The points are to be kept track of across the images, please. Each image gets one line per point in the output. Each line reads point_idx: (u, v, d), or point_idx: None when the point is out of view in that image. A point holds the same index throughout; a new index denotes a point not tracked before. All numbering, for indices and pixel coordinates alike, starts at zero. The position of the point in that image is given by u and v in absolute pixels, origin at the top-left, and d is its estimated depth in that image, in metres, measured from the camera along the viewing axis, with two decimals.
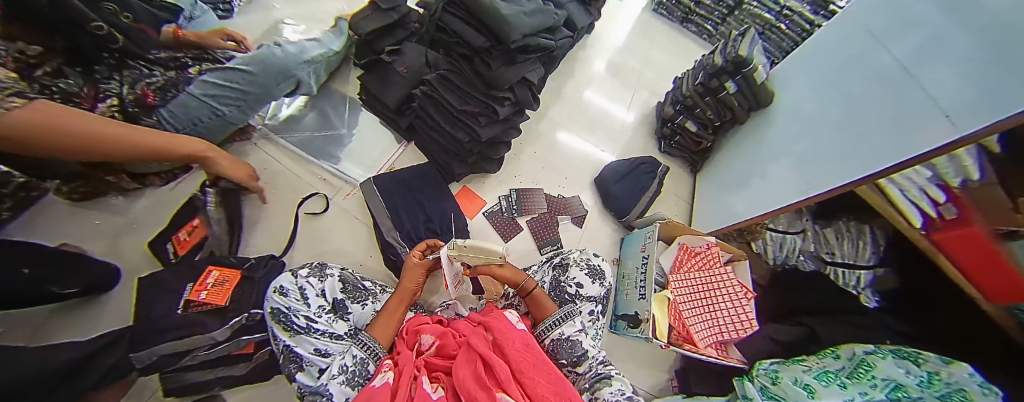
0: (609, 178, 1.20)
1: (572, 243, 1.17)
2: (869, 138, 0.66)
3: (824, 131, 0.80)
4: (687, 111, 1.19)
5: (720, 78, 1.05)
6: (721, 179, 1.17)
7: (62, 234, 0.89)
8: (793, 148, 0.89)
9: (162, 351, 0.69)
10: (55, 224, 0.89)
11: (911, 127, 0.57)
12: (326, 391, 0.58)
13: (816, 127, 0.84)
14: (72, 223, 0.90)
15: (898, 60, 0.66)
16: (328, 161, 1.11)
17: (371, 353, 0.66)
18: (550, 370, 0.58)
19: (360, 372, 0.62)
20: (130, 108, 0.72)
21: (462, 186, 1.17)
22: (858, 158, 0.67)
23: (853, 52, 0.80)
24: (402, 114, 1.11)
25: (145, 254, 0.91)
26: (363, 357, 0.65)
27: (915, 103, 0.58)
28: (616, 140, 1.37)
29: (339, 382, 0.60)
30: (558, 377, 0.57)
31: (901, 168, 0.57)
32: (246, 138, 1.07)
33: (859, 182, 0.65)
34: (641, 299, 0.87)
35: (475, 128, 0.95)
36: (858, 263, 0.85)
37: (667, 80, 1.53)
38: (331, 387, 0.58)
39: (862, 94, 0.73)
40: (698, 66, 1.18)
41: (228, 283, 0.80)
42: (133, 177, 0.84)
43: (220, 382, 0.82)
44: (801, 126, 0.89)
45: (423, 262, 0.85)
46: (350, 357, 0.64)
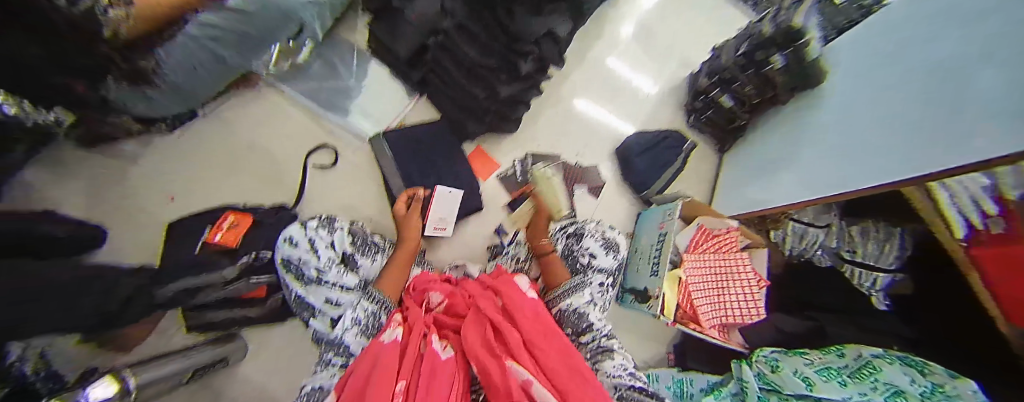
0: (632, 149, 1.15)
1: (586, 214, 1.15)
2: (918, 135, 0.60)
3: (870, 120, 0.73)
4: (723, 84, 1.10)
5: (766, 51, 0.94)
6: (746, 165, 1.13)
7: (74, 180, 0.86)
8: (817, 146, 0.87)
9: (179, 287, 0.69)
10: (60, 171, 0.85)
11: (966, 125, 0.52)
12: (342, 342, 0.57)
13: (861, 115, 0.76)
14: (80, 168, 0.87)
15: (947, 47, 0.59)
16: (336, 114, 1.04)
17: (382, 306, 0.64)
18: (558, 339, 0.54)
19: (373, 323, 0.61)
20: (126, 51, 0.64)
21: (476, 147, 1.12)
22: (909, 156, 0.61)
23: (904, 30, 0.72)
24: (413, 66, 1.02)
25: (159, 202, 0.91)
26: (374, 309, 0.63)
27: (936, 117, 0.57)
28: (641, 109, 1.28)
29: (354, 334, 0.58)
30: (570, 345, 0.54)
31: (959, 173, 0.51)
32: (249, 86, 1.01)
33: (909, 182, 0.60)
34: (652, 276, 0.88)
35: (496, 85, 0.89)
36: (877, 265, 0.82)
37: (702, 47, 1.39)
38: (347, 340, 0.57)
39: (908, 81, 0.66)
40: (743, 33, 1.06)
41: (240, 227, 0.80)
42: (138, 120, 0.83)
43: (237, 323, 0.86)
44: (844, 115, 0.82)
45: (412, 210, 0.88)
46: (361, 310, 0.61)
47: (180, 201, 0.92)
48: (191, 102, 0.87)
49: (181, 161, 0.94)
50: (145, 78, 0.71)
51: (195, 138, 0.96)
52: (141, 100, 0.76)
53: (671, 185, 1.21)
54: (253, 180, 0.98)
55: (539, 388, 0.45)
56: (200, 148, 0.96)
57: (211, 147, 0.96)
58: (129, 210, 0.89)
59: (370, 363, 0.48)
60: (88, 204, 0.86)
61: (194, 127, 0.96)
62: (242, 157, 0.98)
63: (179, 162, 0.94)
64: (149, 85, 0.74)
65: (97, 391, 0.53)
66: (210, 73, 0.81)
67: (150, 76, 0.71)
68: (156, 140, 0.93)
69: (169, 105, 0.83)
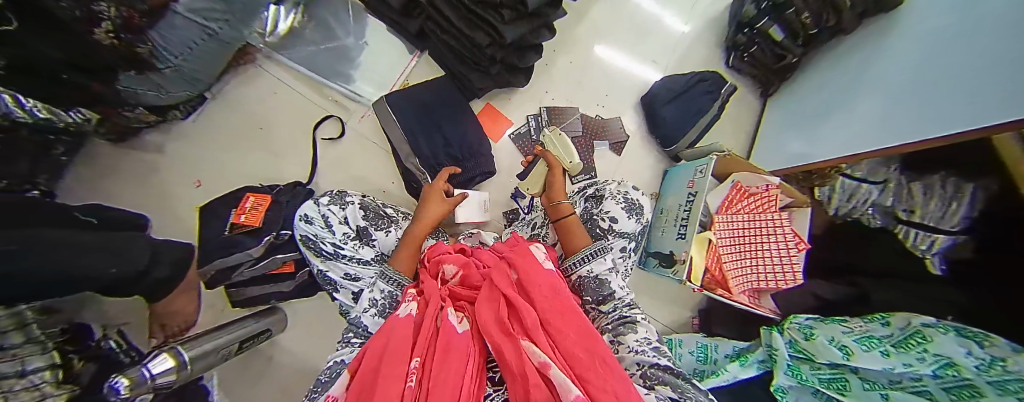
0: (659, 97, 1.02)
1: (608, 173, 1.07)
2: (1004, 72, 0.49)
3: (949, 53, 0.60)
4: (774, 12, 0.89)
5: None
6: (791, 115, 1.01)
7: (114, 173, 0.93)
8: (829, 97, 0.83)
9: (218, 266, 0.78)
10: (103, 165, 0.92)
11: None
12: (361, 323, 0.55)
13: (941, 46, 0.62)
14: (118, 162, 0.93)
15: None
16: (339, 81, 0.98)
17: (398, 286, 0.59)
18: (581, 319, 0.42)
19: (390, 303, 0.57)
20: (125, 37, 0.60)
21: (485, 104, 1.04)
22: (991, 98, 0.50)
23: None
24: (409, 16, 0.90)
25: (187, 188, 0.94)
26: (390, 291, 0.58)
27: (987, 70, 0.52)
28: (671, 50, 1.12)
29: (371, 315, 0.55)
30: (593, 327, 0.42)
31: None
32: (249, 60, 0.97)
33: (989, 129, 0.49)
34: (678, 239, 0.83)
35: (498, 27, 0.75)
36: (938, 227, 0.70)
37: None
38: (365, 320, 0.55)
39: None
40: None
41: (261, 206, 0.81)
42: (152, 111, 0.85)
43: (273, 297, 0.90)
44: (918, 46, 0.67)
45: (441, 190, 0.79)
46: (376, 292, 0.58)
47: (206, 186, 0.95)
48: (198, 87, 0.88)
49: (202, 147, 0.96)
50: (147, 64, 0.69)
51: (211, 123, 0.96)
52: (151, 88, 0.75)
53: (705, 137, 1.09)
54: (265, 158, 0.97)
55: (560, 373, 0.33)
56: (214, 132, 0.96)
57: (229, 129, 0.97)
58: (163, 197, 0.94)
59: (383, 341, 0.41)
60: (134, 194, 0.93)
61: (206, 111, 0.97)
62: (253, 134, 0.97)
63: (197, 146, 0.96)
64: (153, 72, 0.72)
65: (157, 364, 0.60)
66: (206, 47, 0.76)
67: (152, 62, 0.69)
68: (175, 128, 0.95)
69: (177, 91, 0.82)
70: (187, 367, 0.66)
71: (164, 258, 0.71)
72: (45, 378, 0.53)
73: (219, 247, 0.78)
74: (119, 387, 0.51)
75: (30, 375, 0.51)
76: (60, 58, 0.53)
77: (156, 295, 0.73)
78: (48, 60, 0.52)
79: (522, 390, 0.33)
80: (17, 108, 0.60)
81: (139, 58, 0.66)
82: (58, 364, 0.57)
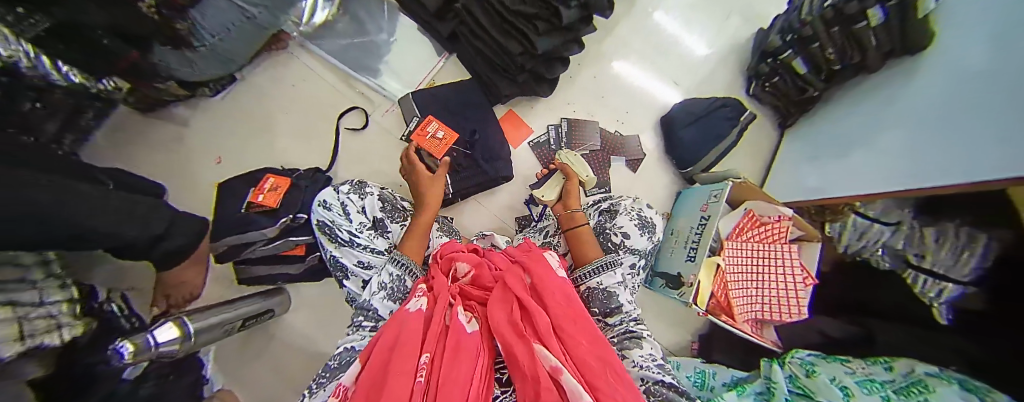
0: (678, 120, 1.03)
1: (622, 188, 1.08)
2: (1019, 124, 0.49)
3: (967, 100, 0.60)
4: (798, 45, 0.90)
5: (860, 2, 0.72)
6: (807, 148, 1.02)
7: (138, 141, 0.95)
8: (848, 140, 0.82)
9: (229, 242, 0.80)
10: (129, 132, 0.95)
11: None
12: (370, 306, 0.56)
13: (961, 90, 0.62)
14: (144, 130, 0.95)
15: None
16: (366, 75, 1.01)
17: (407, 270, 0.60)
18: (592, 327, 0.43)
19: (399, 287, 0.58)
20: (165, 12, 0.61)
21: (507, 109, 1.05)
22: (1007, 150, 0.50)
23: None
24: (442, 19, 0.92)
25: (207, 163, 0.97)
26: (400, 273, 0.59)
27: (1002, 120, 0.52)
28: (693, 73, 1.14)
29: (381, 298, 0.56)
30: (602, 335, 0.43)
31: None
32: (281, 46, 0.99)
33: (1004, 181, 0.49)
34: (686, 261, 0.83)
35: (531, 38, 0.78)
36: (947, 275, 0.72)
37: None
38: (375, 303, 0.56)
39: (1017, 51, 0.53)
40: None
41: (280, 188, 0.82)
42: (182, 86, 0.87)
43: (280, 278, 0.91)
44: (939, 90, 0.68)
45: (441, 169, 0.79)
46: (387, 274, 0.58)
47: (226, 163, 0.97)
48: (230, 67, 0.91)
49: (227, 125, 0.98)
50: (184, 41, 0.71)
51: (238, 103, 0.99)
52: (185, 64, 0.78)
53: (722, 162, 1.10)
54: (288, 141, 0.99)
55: (571, 379, 0.34)
56: (239, 110, 0.99)
57: (256, 111, 0.99)
58: (184, 169, 0.96)
59: (394, 333, 0.42)
60: (157, 164, 0.95)
61: (234, 90, 0.99)
62: (277, 116, 1.00)
63: (222, 124, 0.98)
64: (189, 49, 0.74)
65: (162, 332, 0.61)
66: (242, 30, 0.79)
67: (189, 39, 0.71)
68: (202, 104, 0.98)
69: (209, 69, 0.85)
70: (191, 339, 0.68)
71: (180, 228, 0.73)
72: (61, 309, 0.59)
73: (233, 222, 0.80)
74: (123, 351, 0.52)
75: (48, 305, 0.57)
76: (103, 26, 0.55)
77: (167, 264, 0.75)
78: (91, 27, 0.54)
79: (533, 391, 0.34)
80: (55, 72, 0.64)
81: (177, 34, 0.69)
82: (74, 298, 0.64)
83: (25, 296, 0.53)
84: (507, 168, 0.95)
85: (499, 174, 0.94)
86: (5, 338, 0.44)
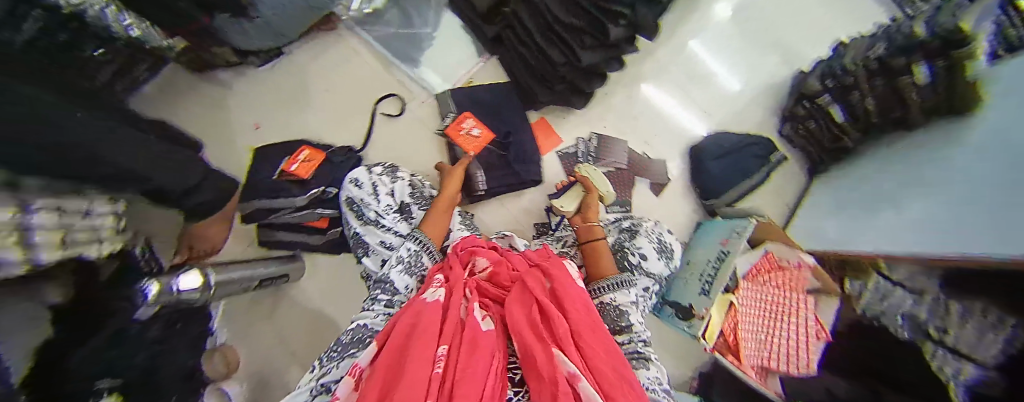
0: (707, 151, 1.02)
1: (644, 210, 1.07)
2: None
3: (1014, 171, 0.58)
4: (841, 93, 0.89)
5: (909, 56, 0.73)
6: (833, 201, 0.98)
7: (183, 98, 1.00)
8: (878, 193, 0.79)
9: (260, 206, 0.84)
10: (176, 88, 0.99)
11: None
12: (388, 279, 0.58)
13: (1005, 161, 0.60)
14: (190, 89, 1.00)
15: None
16: (406, 64, 1.04)
17: (424, 247, 0.62)
18: (610, 340, 0.43)
19: (416, 262, 0.60)
20: None
21: (540, 117, 1.06)
22: None
23: None
24: (490, 22, 0.95)
25: (244, 127, 1.00)
26: (417, 249, 0.61)
27: None
28: (728, 106, 1.13)
29: (398, 271, 0.59)
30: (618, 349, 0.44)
31: None
32: (330, 27, 1.04)
33: None
34: (701, 294, 0.82)
35: (576, 51, 0.79)
36: (969, 353, 0.64)
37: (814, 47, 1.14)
38: (392, 276, 0.58)
39: None
40: (880, 31, 0.85)
41: (315, 161, 0.86)
42: (234, 52, 0.92)
43: (305, 246, 0.93)
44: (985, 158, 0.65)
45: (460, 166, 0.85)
46: (405, 250, 0.61)
47: (262, 130, 1.01)
48: (280, 41, 0.95)
49: (270, 94, 1.02)
50: (242, 10, 0.74)
51: (281, 74, 1.03)
52: (238, 31, 0.81)
53: (748, 199, 1.07)
54: (325, 117, 1.02)
55: (589, 387, 0.35)
56: (282, 82, 1.03)
57: (297, 84, 1.03)
58: (221, 130, 1.00)
59: (412, 318, 0.43)
60: (196, 122, 0.99)
61: (280, 63, 1.03)
62: (316, 92, 1.03)
63: (264, 92, 1.02)
64: (246, 17, 0.77)
65: (185, 280, 0.66)
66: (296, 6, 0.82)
67: (247, 8, 0.74)
68: (248, 71, 1.02)
69: (261, 40, 0.89)
70: (209, 290, 0.72)
71: (211, 185, 0.76)
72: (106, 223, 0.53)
73: (267, 185, 0.84)
74: (148, 292, 0.57)
75: (95, 216, 0.50)
76: None
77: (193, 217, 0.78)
78: None
79: (550, 394, 0.35)
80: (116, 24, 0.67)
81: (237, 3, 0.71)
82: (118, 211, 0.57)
83: (68, 202, 0.45)
84: (533, 174, 0.96)
85: (526, 179, 0.95)
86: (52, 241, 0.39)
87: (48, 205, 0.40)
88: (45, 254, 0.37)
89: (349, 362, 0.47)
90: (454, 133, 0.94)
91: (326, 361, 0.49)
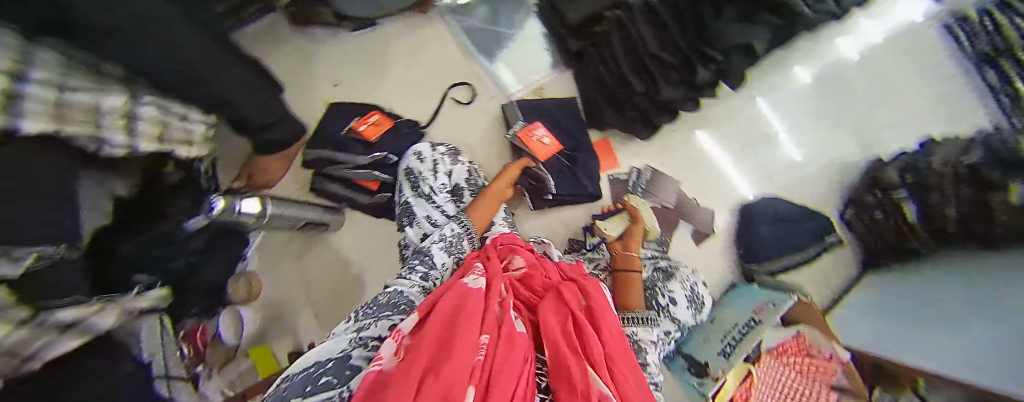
0: (760, 214, 1.00)
1: (680, 255, 1.05)
2: None
3: None
4: (917, 189, 0.83)
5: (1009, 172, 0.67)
6: (873, 305, 0.89)
7: (279, 43, 1.08)
8: (934, 304, 0.73)
9: (323, 155, 0.91)
10: (276, 34, 1.08)
11: None
12: (429, 252, 0.62)
13: None
14: (287, 37, 1.08)
15: None
16: (485, 58, 1.09)
17: (467, 232, 0.67)
18: (641, 372, 0.43)
19: (456, 245, 0.64)
20: None
21: (601, 138, 1.07)
22: None
23: None
24: (575, 36, 0.95)
25: (325, 82, 1.07)
26: (461, 233, 0.66)
27: None
28: (793, 174, 1.07)
29: (439, 248, 0.62)
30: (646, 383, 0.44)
31: None
32: (423, 10, 1.10)
33: None
34: (720, 355, 0.79)
35: (659, 84, 0.81)
36: None
37: (899, 133, 1.03)
38: (433, 248, 0.62)
39: None
40: (978, 138, 0.81)
41: (382, 126, 0.92)
42: (336, 15, 1.00)
43: (348, 201, 0.99)
44: None
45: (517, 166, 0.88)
46: (450, 230, 0.65)
47: (340, 88, 1.08)
48: (378, 13, 1.01)
49: (354, 57, 1.09)
50: None
51: (369, 42, 1.10)
52: None
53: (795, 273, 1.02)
54: (399, 89, 1.08)
55: None
56: (368, 49, 1.10)
57: (380, 53, 1.09)
58: (304, 80, 1.07)
59: (457, 300, 0.45)
60: (284, 67, 1.07)
61: (371, 32, 1.10)
62: (396, 65, 1.09)
63: (349, 55, 1.09)
64: None
65: (247, 205, 0.74)
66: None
67: None
68: (341, 32, 1.10)
69: (362, 8, 0.96)
70: (264, 217, 0.79)
71: (287, 127, 0.82)
72: (199, 132, 0.68)
73: (338, 140, 0.91)
74: None
75: (190, 123, 0.65)
76: None
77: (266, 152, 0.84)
78: None
79: None
80: None
81: None
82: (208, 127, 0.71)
83: (169, 106, 0.59)
84: (597, 188, 0.97)
85: (590, 192, 0.97)
86: (146, 134, 0.52)
87: (153, 96, 0.55)
88: (141, 144, 0.51)
89: (387, 323, 0.49)
90: (527, 138, 0.97)
91: (363, 317, 0.51)
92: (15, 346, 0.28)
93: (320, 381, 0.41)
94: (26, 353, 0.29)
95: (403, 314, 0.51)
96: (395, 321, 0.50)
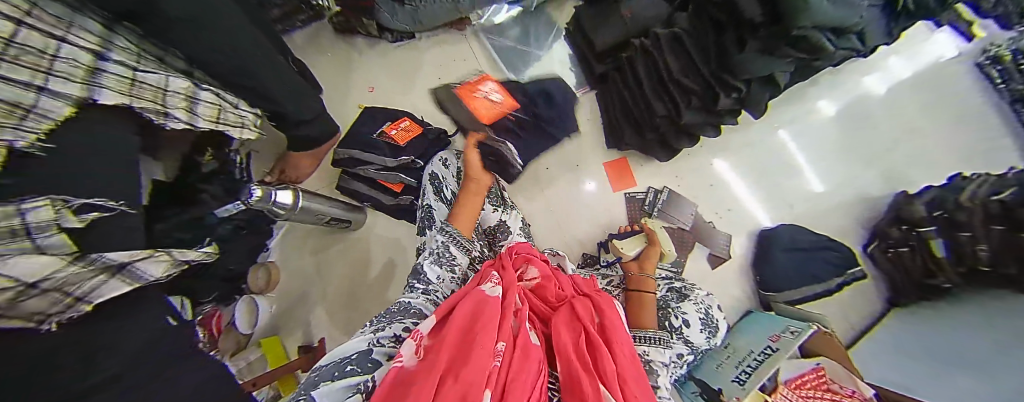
0: (777, 242, 0.99)
1: (694, 277, 1.05)
2: None
3: None
4: (946, 226, 0.80)
5: None
6: (899, 345, 0.86)
7: (322, 49, 1.16)
8: (973, 349, 0.69)
9: (354, 155, 0.96)
10: (320, 41, 1.16)
11: None
12: (421, 271, 0.60)
13: None
14: (330, 44, 1.17)
15: None
16: (513, 74, 1.14)
17: (452, 238, 0.64)
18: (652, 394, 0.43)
19: (444, 253, 0.62)
20: None
21: (620, 157, 1.11)
22: None
23: None
24: (601, 60, 1.01)
25: (360, 87, 1.14)
26: (445, 240, 0.64)
27: None
28: (813, 204, 1.07)
29: (428, 263, 0.60)
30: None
31: None
32: (459, 28, 1.16)
33: None
34: (733, 382, 0.77)
35: (681, 108, 0.83)
36: None
37: (925, 171, 1.02)
38: (424, 267, 0.60)
39: None
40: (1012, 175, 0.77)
41: (411, 132, 0.97)
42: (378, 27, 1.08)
43: (374, 201, 1.03)
44: None
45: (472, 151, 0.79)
46: (435, 241, 0.64)
47: (374, 93, 1.14)
48: (416, 28, 1.08)
49: (389, 66, 1.16)
50: None
51: (404, 53, 1.17)
52: None
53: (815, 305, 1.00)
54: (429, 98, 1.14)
55: None
56: (403, 59, 1.16)
57: (413, 63, 1.16)
58: (341, 84, 1.14)
59: (474, 306, 0.45)
60: (324, 71, 1.15)
61: (407, 44, 1.17)
62: (428, 75, 1.15)
63: (385, 64, 1.16)
64: None
65: (280, 195, 0.76)
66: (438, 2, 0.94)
67: None
68: (379, 42, 1.17)
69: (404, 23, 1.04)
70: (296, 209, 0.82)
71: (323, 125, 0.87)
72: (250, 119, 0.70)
73: (368, 141, 0.95)
74: None
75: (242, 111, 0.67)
76: None
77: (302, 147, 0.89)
78: None
79: None
80: None
81: None
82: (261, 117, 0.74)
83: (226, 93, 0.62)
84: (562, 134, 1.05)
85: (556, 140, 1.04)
86: (205, 115, 0.56)
87: (211, 86, 0.60)
88: (202, 122, 0.56)
89: (400, 325, 0.50)
90: (472, 90, 1.05)
91: (376, 322, 0.51)
92: (63, 285, 0.28)
93: (347, 368, 0.42)
94: (76, 293, 0.29)
95: (417, 317, 0.52)
96: (406, 324, 0.51)
